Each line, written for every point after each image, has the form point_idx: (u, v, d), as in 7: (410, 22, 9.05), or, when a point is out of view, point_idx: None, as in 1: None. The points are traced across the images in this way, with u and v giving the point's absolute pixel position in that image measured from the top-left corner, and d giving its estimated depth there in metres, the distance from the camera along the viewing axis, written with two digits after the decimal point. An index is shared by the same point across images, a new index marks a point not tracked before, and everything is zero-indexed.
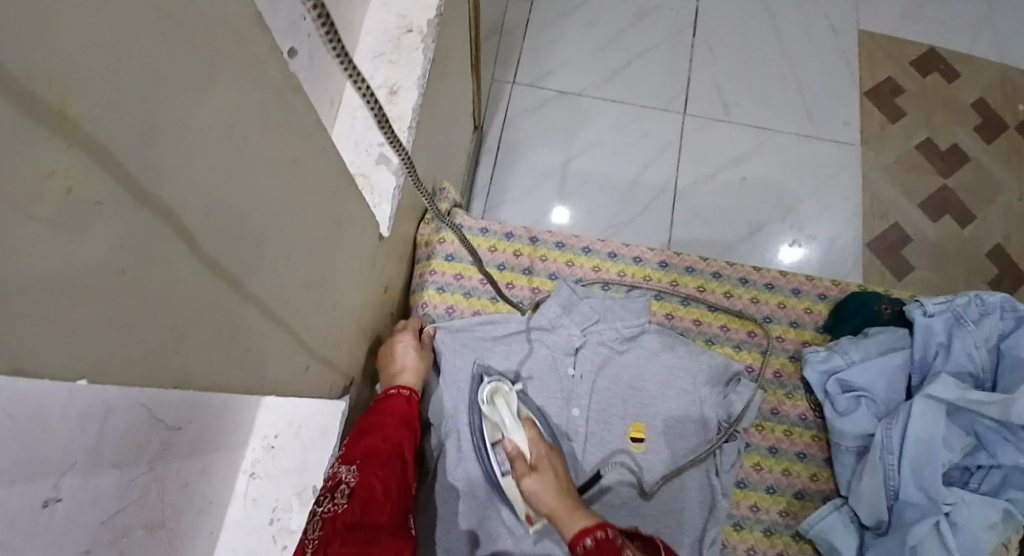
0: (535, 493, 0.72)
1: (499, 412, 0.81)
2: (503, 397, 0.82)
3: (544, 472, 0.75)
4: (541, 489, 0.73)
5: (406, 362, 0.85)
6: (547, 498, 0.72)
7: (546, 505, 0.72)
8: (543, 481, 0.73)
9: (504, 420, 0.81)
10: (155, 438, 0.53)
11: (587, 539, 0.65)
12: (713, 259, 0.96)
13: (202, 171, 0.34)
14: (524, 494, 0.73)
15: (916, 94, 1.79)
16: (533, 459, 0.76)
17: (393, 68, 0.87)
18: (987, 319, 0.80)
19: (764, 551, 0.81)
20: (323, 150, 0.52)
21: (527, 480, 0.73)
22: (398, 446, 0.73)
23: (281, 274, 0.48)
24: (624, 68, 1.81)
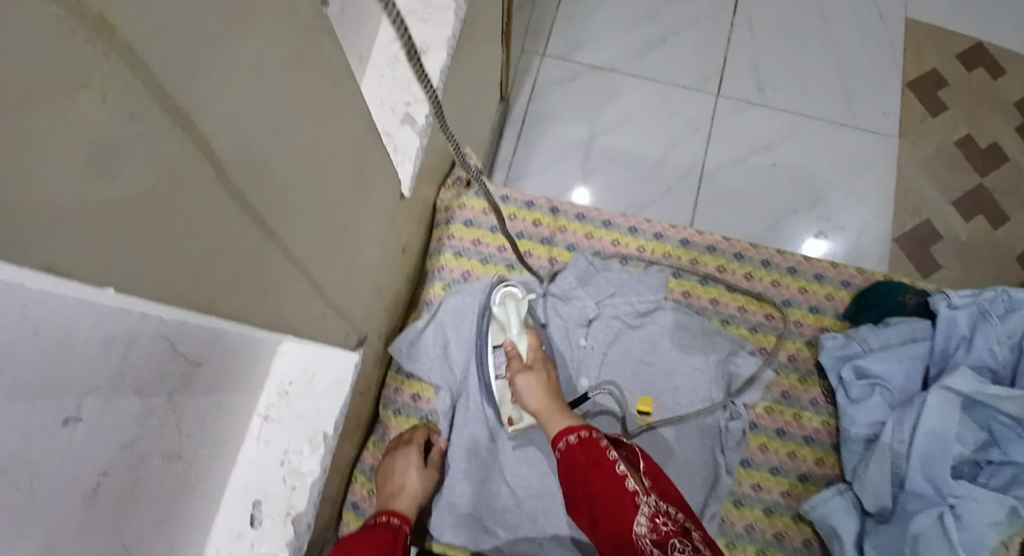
0: (525, 383, 0.81)
1: (507, 314, 0.86)
2: (515, 301, 0.87)
3: (537, 371, 0.83)
4: (531, 382, 0.81)
5: (409, 482, 0.82)
6: (536, 395, 0.81)
7: (532, 401, 0.80)
8: (536, 378, 0.81)
9: (509, 322, 0.86)
10: (175, 370, 0.55)
11: (570, 435, 0.74)
12: (735, 240, 0.95)
13: (230, 99, 0.34)
14: (515, 388, 0.81)
15: (959, 88, 1.73)
16: (529, 358, 0.84)
17: (423, 27, 0.86)
18: (1014, 316, 0.78)
19: (763, 530, 0.81)
20: (352, 99, 0.52)
21: (519, 376, 0.81)
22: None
23: (303, 217, 0.49)
24: (658, 44, 1.77)
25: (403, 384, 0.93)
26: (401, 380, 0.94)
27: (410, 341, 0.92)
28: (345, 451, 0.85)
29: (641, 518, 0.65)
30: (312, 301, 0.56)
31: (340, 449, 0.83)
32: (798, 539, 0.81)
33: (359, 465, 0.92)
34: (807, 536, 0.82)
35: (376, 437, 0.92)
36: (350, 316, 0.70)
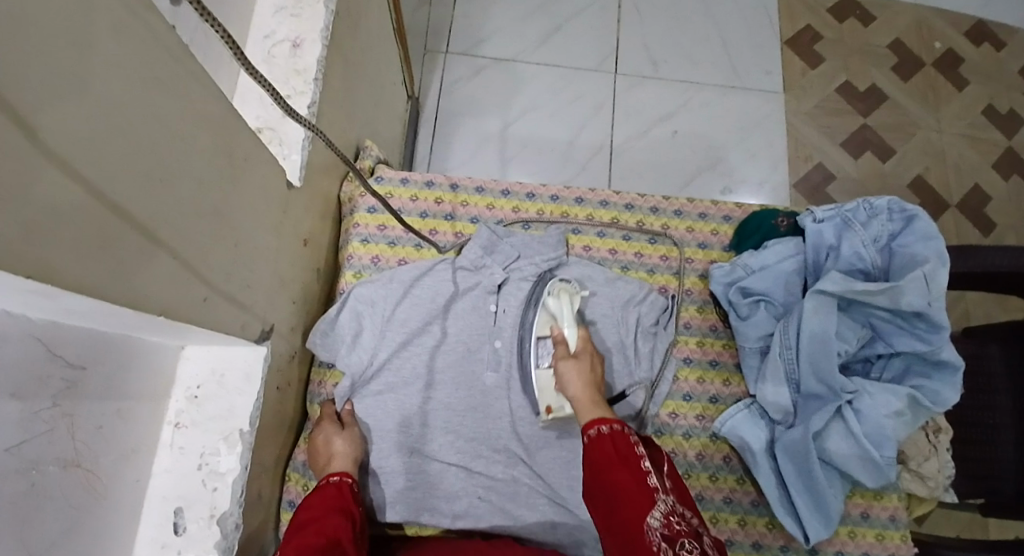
0: (566, 376, 0.78)
1: (561, 305, 0.85)
2: (571, 294, 0.87)
3: (583, 360, 0.80)
4: (574, 371, 0.78)
5: (341, 445, 0.80)
6: (577, 381, 0.77)
7: (572, 390, 0.77)
8: (577, 368, 0.78)
9: (562, 312, 0.85)
10: (56, 373, 0.55)
11: (593, 429, 0.70)
12: (625, 193, 1.01)
13: (31, 61, 0.35)
14: (557, 374, 0.79)
15: (834, 40, 1.85)
16: (575, 351, 0.81)
17: (297, 22, 0.86)
18: (874, 221, 0.87)
19: (684, 453, 0.87)
20: (199, 80, 0.53)
21: (563, 364, 0.79)
22: (333, 540, 0.68)
23: (161, 192, 0.49)
24: (554, 30, 1.82)
25: (326, 376, 0.93)
26: (325, 373, 0.93)
27: (323, 332, 0.88)
28: (272, 450, 0.84)
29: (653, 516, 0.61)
30: (195, 286, 0.56)
31: (267, 448, 0.82)
32: (717, 457, 0.88)
33: (291, 465, 0.89)
34: (726, 452, 0.88)
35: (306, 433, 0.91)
36: (251, 307, 0.69)
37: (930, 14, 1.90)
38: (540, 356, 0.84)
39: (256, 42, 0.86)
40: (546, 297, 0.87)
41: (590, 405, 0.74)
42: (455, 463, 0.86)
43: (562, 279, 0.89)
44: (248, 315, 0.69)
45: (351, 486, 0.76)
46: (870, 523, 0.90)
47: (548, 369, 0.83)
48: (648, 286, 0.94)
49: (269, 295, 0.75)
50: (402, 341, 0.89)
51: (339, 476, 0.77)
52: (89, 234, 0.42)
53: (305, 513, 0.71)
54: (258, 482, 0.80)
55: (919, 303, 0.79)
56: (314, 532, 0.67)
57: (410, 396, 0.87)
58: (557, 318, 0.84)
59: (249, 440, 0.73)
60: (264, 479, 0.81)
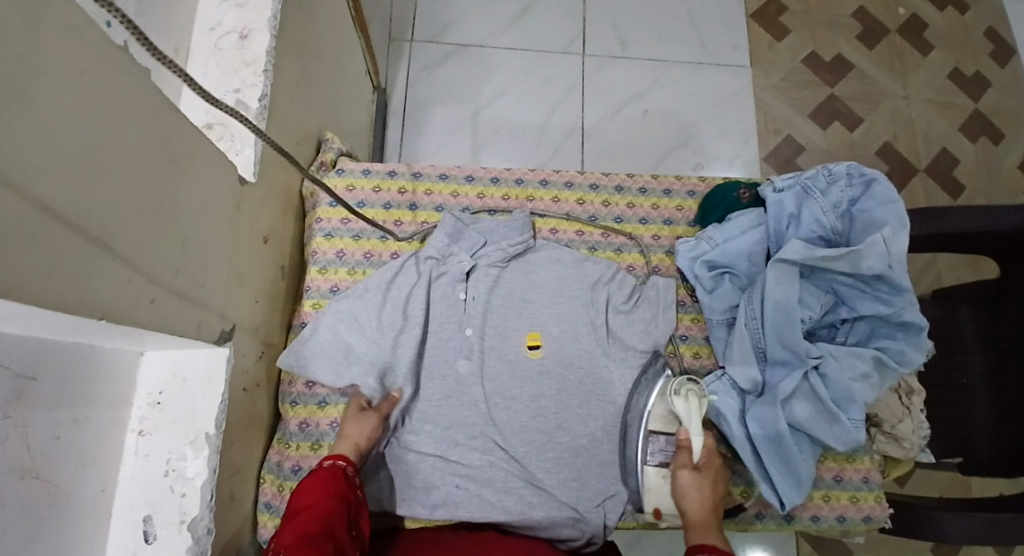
0: (685, 488, 0.78)
1: (688, 411, 0.82)
2: (699, 399, 0.83)
3: (705, 476, 0.80)
4: (693, 488, 0.78)
5: (359, 437, 0.80)
6: (696, 498, 0.77)
7: (687, 504, 0.77)
8: (699, 484, 0.78)
9: (689, 417, 0.82)
10: (3, 383, 0.54)
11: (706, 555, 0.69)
12: (589, 172, 1.01)
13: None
14: (675, 484, 0.79)
15: (799, 12, 1.85)
16: (701, 462, 0.81)
17: (242, 13, 0.85)
18: (834, 187, 0.88)
19: None
20: (128, 73, 0.52)
21: (683, 474, 0.79)
22: (327, 526, 0.68)
23: (94, 190, 0.48)
24: (521, 15, 1.81)
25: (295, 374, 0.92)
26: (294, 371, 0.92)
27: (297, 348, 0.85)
28: (243, 450, 0.83)
29: None
30: (141, 286, 0.55)
31: (237, 449, 0.81)
32: None
33: (265, 465, 0.89)
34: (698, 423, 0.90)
35: (279, 433, 0.90)
36: (206, 305, 0.68)
37: None
38: (650, 453, 0.83)
39: (201, 34, 0.84)
40: (673, 400, 0.83)
41: (703, 526, 0.75)
42: (430, 452, 0.85)
43: (688, 377, 0.85)
44: (204, 313, 0.68)
45: (345, 470, 0.75)
46: (843, 487, 0.91)
47: (655, 469, 0.82)
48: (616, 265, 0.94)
49: (227, 294, 0.74)
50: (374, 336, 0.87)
51: (332, 461, 0.76)
52: (16, 236, 0.41)
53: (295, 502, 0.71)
54: (229, 483, 0.79)
55: (879, 266, 0.80)
56: (307, 522, 0.68)
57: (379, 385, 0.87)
58: (688, 422, 0.82)
59: (215, 442, 0.73)
60: (236, 479, 0.81)
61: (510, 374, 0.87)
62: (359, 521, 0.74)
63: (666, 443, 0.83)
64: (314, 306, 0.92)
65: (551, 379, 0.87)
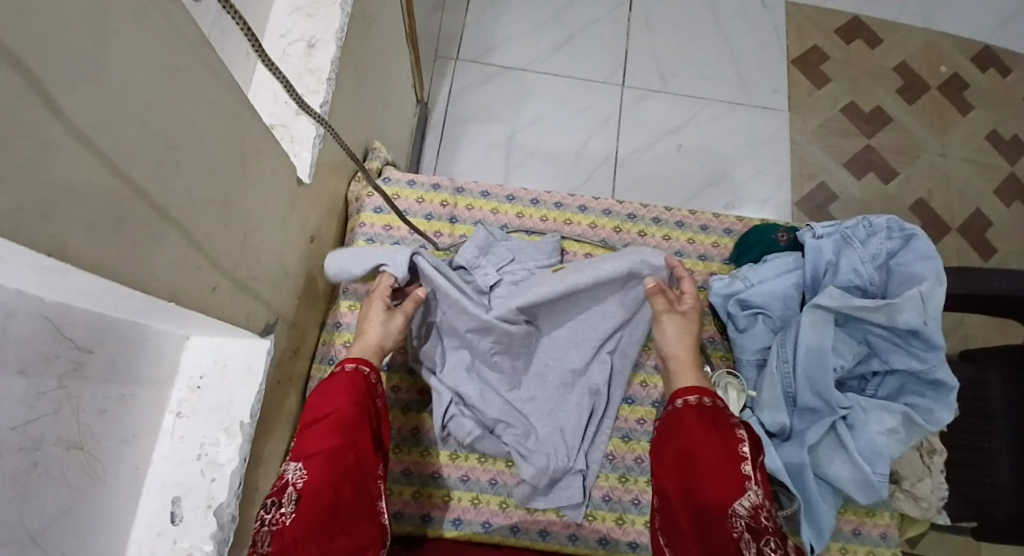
0: (669, 330, 0.86)
1: (729, 398, 0.86)
2: (739, 389, 0.88)
3: (686, 315, 0.87)
4: (674, 326, 0.86)
5: (373, 338, 0.84)
6: (679, 336, 0.86)
7: (670, 345, 0.86)
8: (678, 324, 0.86)
9: (730, 405, 0.86)
10: (63, 353, 0.56)
11: (691, 397, 0.80)
12: (628, 202, 1.03)
13: (58, 40, 0.36)
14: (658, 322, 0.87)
15: (841, 61, 1.87)
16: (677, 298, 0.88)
17: (312, 24, 0.88)
18: (873, 239, 0.88)
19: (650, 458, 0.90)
20: (214, 71, 0.55)
21: (665, 314, 0.87)
22: (344, 445, 0.74)
23: (176, 179, 0.51)
24: (565, 41, 1.84)
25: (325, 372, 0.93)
26: (324, 369, 0.93)
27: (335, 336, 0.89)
28: (271, 443, 0.84)
29: (740, 504, 0.70)
30: (203, 273, 0.57)
31: (266, 440, 0.82)
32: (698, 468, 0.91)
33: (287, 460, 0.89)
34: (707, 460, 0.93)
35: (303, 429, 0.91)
36: (255, 296, 0.70)
37: (938, 39, 1.91)
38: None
39: (271, 41, 0.88)
40: (716, 387, 0.87)
41: (687, 368, 0.84)
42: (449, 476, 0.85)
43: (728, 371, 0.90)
44: (253, 305, 0.70)
45: (365, 377, 0.81)
46: (861, 541, 0.90)
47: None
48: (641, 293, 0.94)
49: (272, 288, 0.76)
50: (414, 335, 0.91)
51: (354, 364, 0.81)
52: (103, 216, 0.43)
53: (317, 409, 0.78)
54: (254, 475, 0.80)
55: (915, 320, 0.80)
56: (323, 442, 0.74)
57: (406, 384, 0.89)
58: (727, 411, 0.85)
59: (249, 431, 0.74)
60: (261, 471, 0.82)
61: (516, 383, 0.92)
62: (380, 430, 0.80)
63: None
64: (349, 307, 0.96)
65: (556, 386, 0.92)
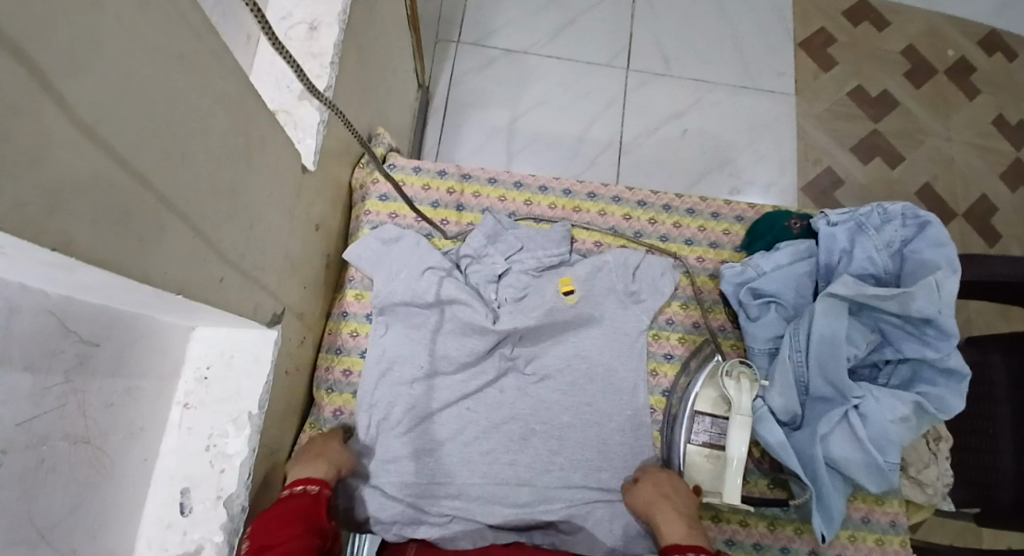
0: (644, 506, 0.80)
1: (739, 390, 0.84)
2: (751, 383, 0.84)
3: (653, 481, 0.82)
4: (643, 494, 0.81)
5: (330, 456, 0.81)
6: (662, 506, 0.79)
7: (655, 516, 0.78)
8: (653, 488, 0.81)
9: (739, 401, 0.84)
10: (68, 348, 0.54)
11: (682, 550, 0.72)
12: (638, 189, 1.01)
13: (57, 22, 0.35)
14: (631, 502, 0.81)
15: (847, 44, 1.84)
16: (643, 475, 0.83)
17: (314, 5, 0.86)
18: (888, 226, 0.87)
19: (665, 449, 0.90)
20: (218, 56, 0.53)
21: (635, 495, 0.81)
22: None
23: (181, 168, 0.49)
24: (567, 24, 1.81)
25: (333, 362, 0.92)
26: (332, 359, 0.92)
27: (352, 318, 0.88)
28: (278, 434, 0.83)
29: None
30: (211, 265, 0.56)
31: (273, 432, 0.81)
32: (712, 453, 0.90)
33: (295, 450, 0.89)
34: None
35: (311, 419, 0.90)
36: (261, 288, 0.68)
37: (945, 21, 1.88)
38: (695, 431, 0.86)
39: (273, 22, 0.86)
40: (724, 380, 0.85)
41: (671, 521, 0.77)
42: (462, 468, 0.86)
43: (740, 360, 0.87)
44: (260, 297, 0.69)
45: (324, 500, 0.76)
46: (870, 528, 0.90)
47: (698, 448, 0.86)
48: (651, 276, 0.95)
49: (279, 279, 0.75)
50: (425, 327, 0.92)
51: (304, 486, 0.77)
52: (109, 207, 0.41)
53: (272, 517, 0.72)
54: (263, 467, 0.79)
55: (928, 309, 0.79)
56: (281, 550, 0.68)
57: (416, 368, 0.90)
58: (737, 405, 0.83)
59: (257, 423, 0.73)
60: (270, 462, 0.81)
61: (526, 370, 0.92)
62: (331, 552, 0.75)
63: (709, 420, 0.86)
64: (356, 296, 0.94)
65: (571, 373, 0.91)
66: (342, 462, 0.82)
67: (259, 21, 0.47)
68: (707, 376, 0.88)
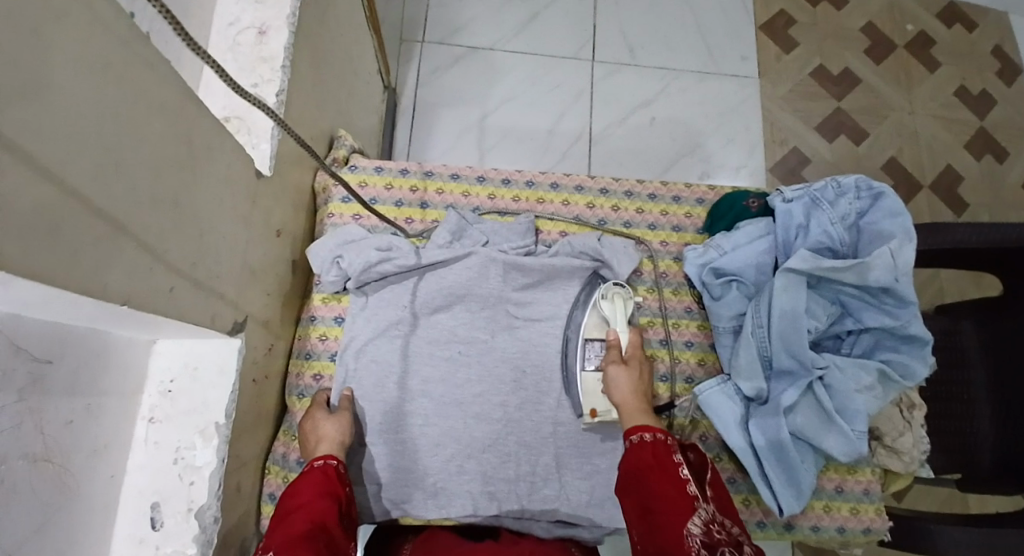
0: (613, 380, 0.84)
1: (614, 310, 0.91)
2: (623, 300, 0.91)
3: (632, 367, 0.85)
4: (621, 378, 0.84)
5: (329, 435, 0.80)
6: (625, 388, 0.84)
7: (617, 394, 0.83)
8: (628, 377, 0.84)
9: (615, 318, 0.91)
10: (20, 368, 0.54)
11: (637, 435, 0.78)
12: (600, 177, 1.02)
13: None
14: (606, 377, 0.85)
15: (808, 24, 1.86)
16: (627, 356, 0.87)
17: (260, 9, 0.86)
18: (842, 199, 0.89)
19: None
20: (150, 64, 0.53)
21: (613, 367, 0.85)
22: (320, 524, 0.71)
23: (116, 177, 0.49)
24: (531, 18, 1.81)
25: (303, 367, 0.91)
26: (302, 365, 0.92)
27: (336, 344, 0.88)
28: (250, 443, 0.83)
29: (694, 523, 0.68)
30: (159, 276, 0.56)
31: (244, 441, 0.81)
32: (694, 436, 0.90)
33: (270, 458, 0.88)
34: (703, 431, 0.91)
35: (285, 426, 0.90)
36: (217, 295, 0.68)
37: None
38: (588, 358, 0.89)
39: (221, 30, 0.85)
40: (600, 301, 0.92)
41: (635, 409, 0.81)
42: (441, 463, 0.86)
43: (615, 282, 0.93)
44: (218, 305, 0.69)
45: (337, 469, 0.77)
46: (844, 497, 0.92)
47: (594, 372, 0.88)
48: (623, 261, 0.95)
49: (239, 286, 0.75)
50: (395, 322, 0.91)
51: (323, 459, 0.78)
52: (36, 221, 0.41)
53: (291, 499, 0.73)
54: (236, 474, 0.79)
55: (885, 278, 0.80)
56: (302, 518, 0.71)
57: (390, 361, 0.89)
58: (612, 321, 0.90)
59: (224, 434, 0.73)
60: (242, 472, 0.81)
61: (494, 361, 0.90)
62: (349, 518, 0.77)
63: (598, 345, 0.90)
64: (323, 300, 0.94)
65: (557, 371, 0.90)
66: (341, 432, 0.81)
67: (184, 38, 0.45)
68: (589, 307, 0.93)
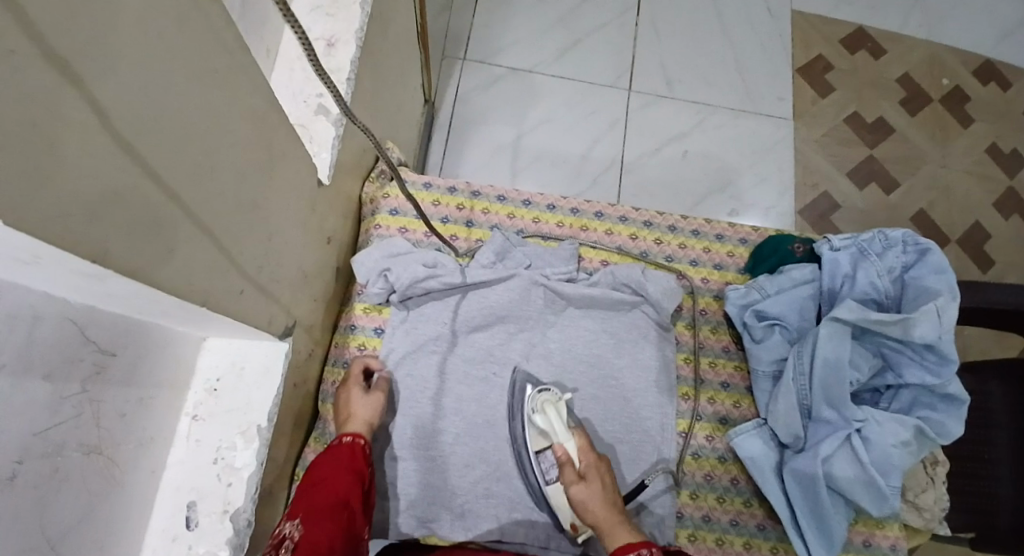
0: (579, 503, 0.74)
1: (550, 420, 0.81)
2: (554, 406, 0.83)
3: (592, 482, 0.76)
4: (586, 498, 0.74)
5: (361, 412, 0.81)
6: (593, 507, 0.74)
7: (592, 516, 0.73)
8: (591, 492, 0.75)
9: (553, 427, 0.81)
10: (87, 357, 0.55)
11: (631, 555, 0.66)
12: (645, 210, 1.03)
13: (110, 45, 0.36)
14: (569, 502, 0.75)
15: (846, 71, 1.88)
16: (582, 469, 0.77)
17: (331, 22, 0.87)
18: (889, 252, 0.89)
19: (693, 472, 0.89)
20: (246, 74, 0.54)
21: (574, 490, 0.75)
22: (343, 500, 0.70)
23: (208, 181, 0.50)
24: (573, 45, 1.84)
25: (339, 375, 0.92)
26: (338, 372, 0.92)
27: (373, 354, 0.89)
28: (283, 447, 0.83)
29: None
30: (232, 278, 0.57)
31: (278, 444, 0.81)
32: (725, 478, 0.90)
33: (300, 463, 0.88)
34: (734, 474, 0.90)
35: (318, 432, 0.90)
36: (274, 299, 0.69)
37: (941, 51, 1.93)
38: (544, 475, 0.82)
39: None
40: (534, 415, 0.83)
41: (615, 528, 0.71)
42: (470, 484, 0.86)
43: (541, 390, 0.85)
44: (274, 310, 0.70)
45: (364, 447, 0.77)
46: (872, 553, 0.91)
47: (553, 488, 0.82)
48: (664, 296, 0.95)
49: (291, 292, 0.76)
50: (436, 338, 0.92)
51: (352, 436, 0.78)
52: (141, 221, 0.42)
53: (316, 472, 0.73)
54: (268, 478, 0.79)
55: (931, 335, 0.80)
56: (326, 492, 0.70)
57: (427, 376, 0.90)
58: (552, 431, 0.81)
59: (265, 435, 0.74)
60: (274, 476, 0.81)
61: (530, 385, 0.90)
62: (371, 499, 0.76)
63: (549, 456, 0.83)
64: (364, 309, 0.95)
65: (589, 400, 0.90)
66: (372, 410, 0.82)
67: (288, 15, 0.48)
68: (524, 418, 0.85)
